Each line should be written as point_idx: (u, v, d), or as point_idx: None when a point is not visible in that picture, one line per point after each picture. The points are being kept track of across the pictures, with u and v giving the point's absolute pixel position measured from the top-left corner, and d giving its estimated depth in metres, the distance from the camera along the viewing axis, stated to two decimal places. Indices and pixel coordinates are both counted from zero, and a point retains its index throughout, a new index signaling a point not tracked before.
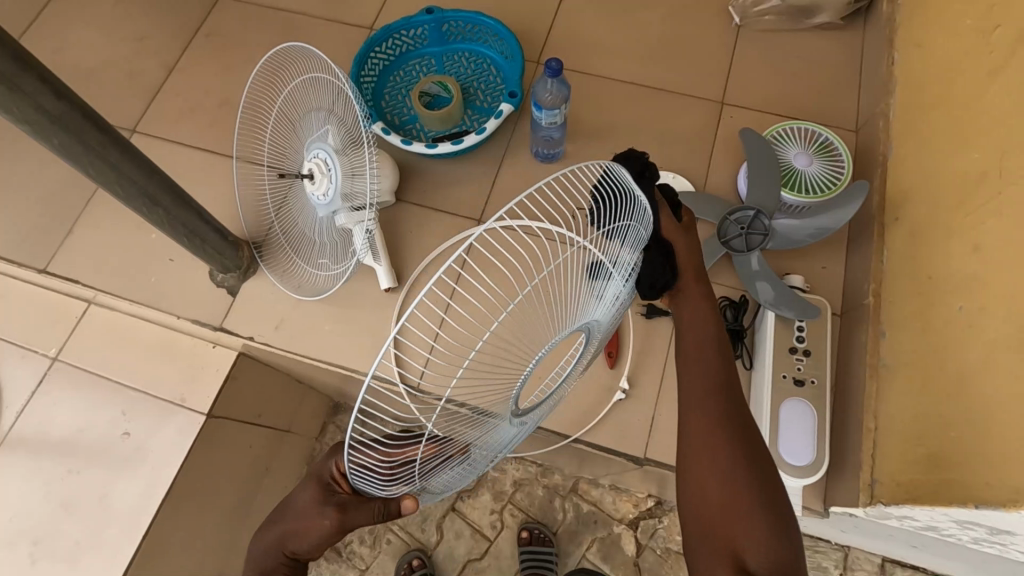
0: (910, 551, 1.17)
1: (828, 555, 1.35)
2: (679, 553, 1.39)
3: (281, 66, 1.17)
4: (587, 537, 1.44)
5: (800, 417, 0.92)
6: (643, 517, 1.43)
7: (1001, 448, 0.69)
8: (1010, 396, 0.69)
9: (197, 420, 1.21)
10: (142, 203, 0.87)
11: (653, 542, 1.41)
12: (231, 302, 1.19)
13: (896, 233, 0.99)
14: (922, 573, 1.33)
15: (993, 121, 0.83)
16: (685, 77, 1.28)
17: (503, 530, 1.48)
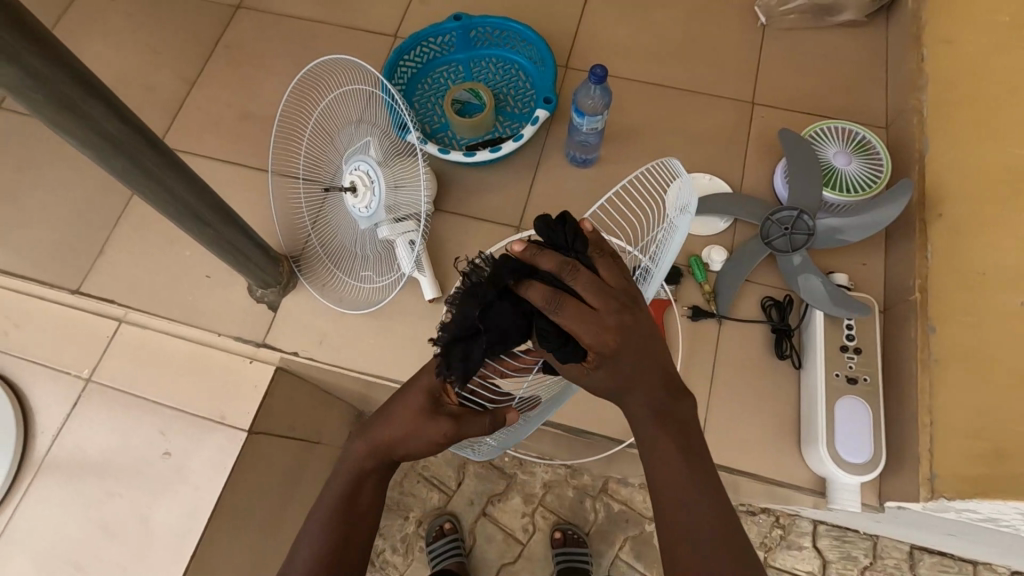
0: (942, 538, 1.19)
1: (857, 544, 1.37)
2: None
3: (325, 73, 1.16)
4: (619, 535, 1.45)
5: (855, 414, 0.94)
6: None
7: None
8: None
9: (238, 436, 1.17)
10: (188, 220, 0.85)
11: None
12: (272, 317, 1.19)
13: (937, 230, 1.00)
14: (949, 558, 1.35)
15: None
16: (715, 76, 1.28)
17: (535, 533, 1.48)
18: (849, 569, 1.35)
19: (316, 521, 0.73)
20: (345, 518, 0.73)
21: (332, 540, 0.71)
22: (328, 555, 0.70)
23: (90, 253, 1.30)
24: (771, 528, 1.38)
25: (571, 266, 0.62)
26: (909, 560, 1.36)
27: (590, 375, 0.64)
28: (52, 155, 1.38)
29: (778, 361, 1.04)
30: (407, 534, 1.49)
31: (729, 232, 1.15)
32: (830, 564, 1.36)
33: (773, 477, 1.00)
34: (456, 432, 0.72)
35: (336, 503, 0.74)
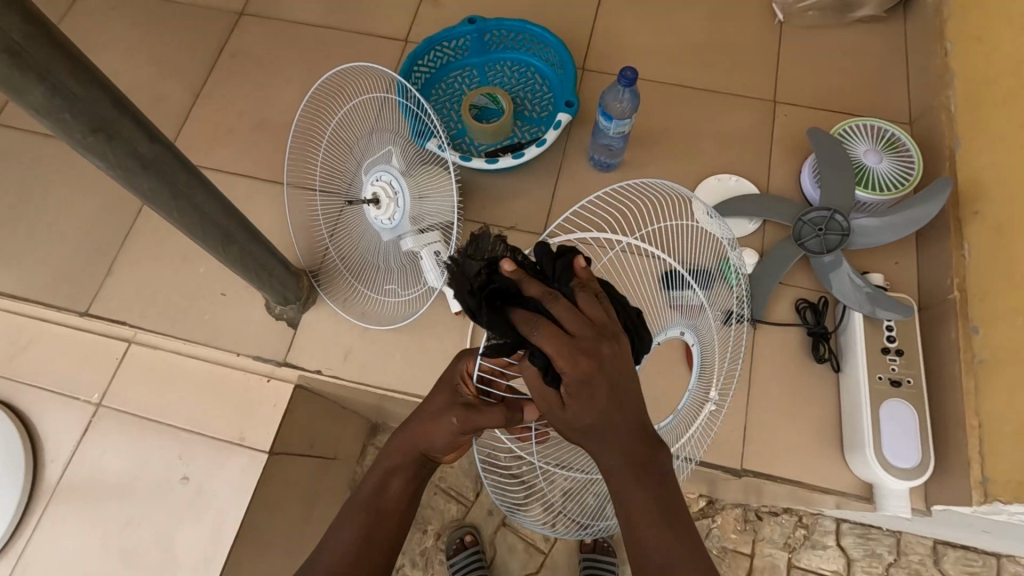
0: (972, 535, 1.16)
1: (881, 541, 1.35)
2: (738, 552, 1.35)
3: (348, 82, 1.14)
4: None
5: (901, 417, 0.93)
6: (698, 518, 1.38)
7: None
8: None
9: (260, 458, 1.13)
10: (216, 240, 0.83)
11: (709, 543, 1.36)
12: (293, 333, 1.16)
13: (974, 228, 0.99)
14: (973, 551, 1.33)
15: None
16: (735, 75, 1.26)
17: (557, 542, 1.45)
18: (874, 567, 1.33)
19: (346, 526, 0.72)
20: (367, 521, 0.72)
21: (355, 542, 0.71)
22: (352, 556, 0.70)
23: (99, 272, 1.26)
24: (794, 528, 1.36)
25: (553, 291, 0.53)
26: (933, 555, 1.34)
27: (562, 414, 0.55)
28: (55, 173, 1.34)
29: (817, 364, 1.02)
30: (427, 549, 1.45)
31: (759, 234, 1.13)
32: (855, 563, 1.34)
33: (816, 483, 0.98)
34: (469, 422, 0.69)
35: (361, 505, 0.73)
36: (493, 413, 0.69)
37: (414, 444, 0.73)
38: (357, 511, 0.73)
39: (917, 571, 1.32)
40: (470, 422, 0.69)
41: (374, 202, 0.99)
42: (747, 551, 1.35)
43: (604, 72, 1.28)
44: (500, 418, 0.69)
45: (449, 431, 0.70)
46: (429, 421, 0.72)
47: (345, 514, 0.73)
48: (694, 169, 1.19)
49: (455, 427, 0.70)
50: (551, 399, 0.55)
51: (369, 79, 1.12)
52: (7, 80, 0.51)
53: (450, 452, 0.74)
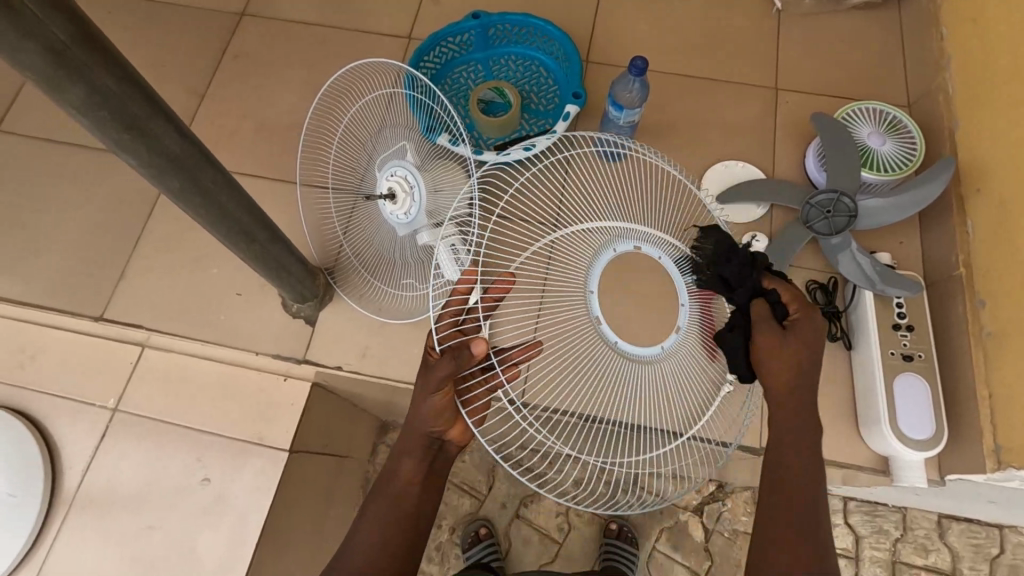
0: (977, 507, 1.19)
1: (888, 518, 1.38)
2: (747, 533, 1.38)
3: (357, 79, 1.14)
4: (656, 528, 1.43)
5: (914, 390, 0.95)
6: (708, 502, 1.42)
7: None
8: None
9: (280, 456, 1.14)
10: (240, 238, 0.83)
11: (719, 525, 1.40)
12: (311, 331, 1.17)
13: (977, 205, 1.02)
14: (977, 524, 1.36)
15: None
16: (736, 64, 1.28)
17: (571, 531, 1.46)
18: (882, 543, 1.36)
19: (371, 514, 0.79)
20: (388, 508, 0.79)
21: (378, 529, 0.77)
22: (377, 543, 0.76)
23: (109, 277, 1.26)
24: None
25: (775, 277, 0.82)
26: (939, 530, 1.37)
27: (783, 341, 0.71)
28: (59, 179, 1.33)
29: (828, 343, 1.05)
30: (442, 543, 1.46)
31: (767, 219, 1.15)
32: (863, 540, 1.37)
33: (832, 459, 1.00)
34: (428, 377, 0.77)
35: (382, 495, 0.80)
36: (445, 363, 0.75)
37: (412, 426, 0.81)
38: (379, 499, 0.80)
39: (924, 545, 1.36)
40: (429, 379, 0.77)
41: (390, 197, 0.99)
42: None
43: (608, 64, 1.30)
44: (449, 364, 0.74)
45: (424, 400, 0.78)
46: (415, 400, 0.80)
47: (368, 503, 0.81)
48: (700, 157, 1.21)
49: (424, 393, 0.78)
50: (772, 325, 0.72)
51: (380, 75, 1.12)
52: (47, 80, 0.51)
53: (446, 422, 0.81)
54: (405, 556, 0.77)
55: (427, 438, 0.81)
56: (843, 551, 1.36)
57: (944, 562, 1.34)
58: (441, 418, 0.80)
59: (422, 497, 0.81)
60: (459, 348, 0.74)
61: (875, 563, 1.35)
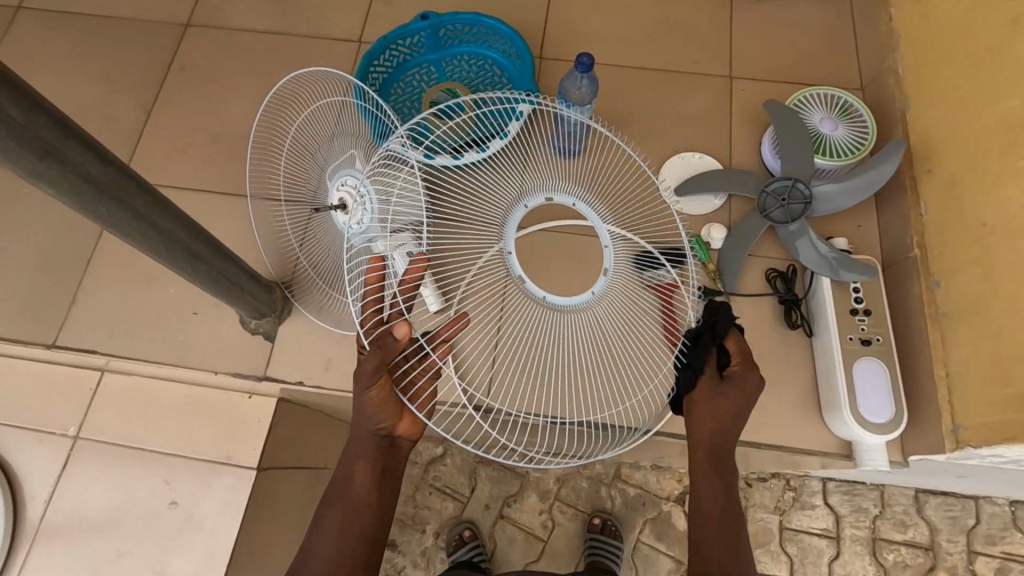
0: (951, 483, 1.20)
1: (866, 496, 1.39)
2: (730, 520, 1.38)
3: (304, 89, 1.13)
4: (639, 519, 1.43)
5: (874, 375, 0.95)
6: (690, 491, 1.41)
7: None
8: None
9: (249, 475, 1.12)
10: (183, 260, 0.82)
11: None
12: (271, 347, 1.13)
13: (929, 186, 1.02)
14: (954, 497, 1.38)
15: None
16: (691, 54, 1.28)
17: (555, 528, 1.46)
18: (862, 521, 1.38)
19: (330, 517, 0.80)
20: (348, 512, 0.80)
21: (335, 533, 0.79)
22: (335, 545, 0.78)
23: (62, 301, 1.22)
24: (783, 491, 1.40)
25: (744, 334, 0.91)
26: (917, 505, 1.38)
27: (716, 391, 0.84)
28: (9, 203, 1.30)
29: (790, 331, 1.05)
30: (426, 548, 1.45)
31: (725, 209, 1.15)
32: (843, 519, 1.38)
33: (798, 446, 1.00)
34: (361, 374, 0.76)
35: (336, 498, 0.81)
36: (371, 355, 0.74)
37: (363, 430, 0.82)
38: (338, 498, 0.81)
39: (902, 521, 1.37)
40: (365, 378, 0.77)
41: (342, 207, 1.00)
42: None
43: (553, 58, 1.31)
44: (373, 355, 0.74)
45: (362, 396, 0.78)
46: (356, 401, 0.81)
47: (325, 502, 0.82)
48: (657, 150, 1.21)
49: (361, 389, 0.77)
50: (710, 377, 0.85)
51: (327, 83, 1.11)
52: None
53: (391, 419, 0.82)
54: (367, 553, 0.79)
55: (375, 436, 0.83)
56: (824, 531, 1.37)
57: (922, 536, 1.36)
58: (386, 412, 0.81)
59: (380, 497, 0.83)
60: (382, 338, 0.74)
61: (856, 541, 1.37)
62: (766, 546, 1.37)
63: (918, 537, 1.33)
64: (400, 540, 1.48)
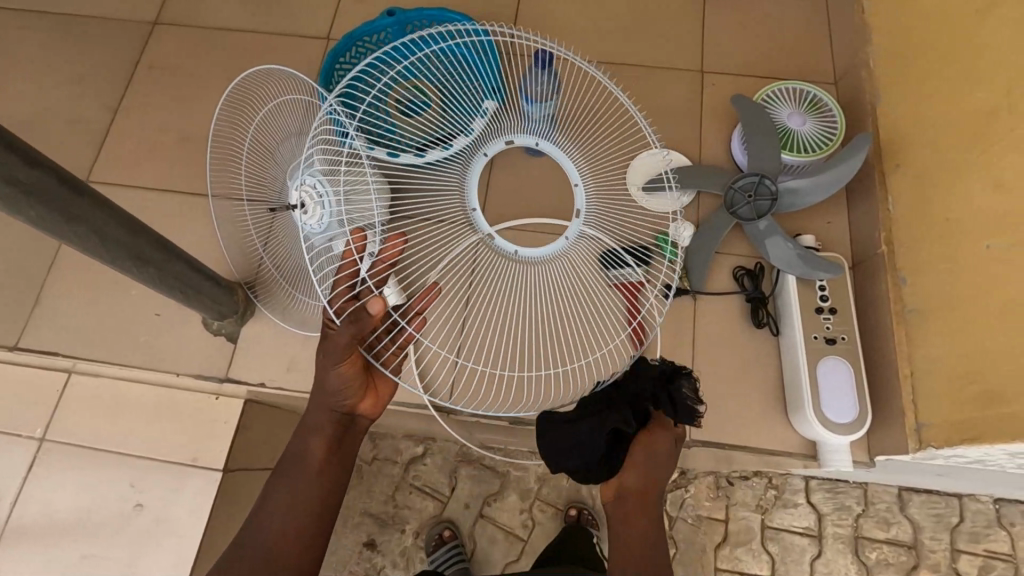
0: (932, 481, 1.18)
1: (849, 494, 1.38)
2: (711, 519, 1.36)
3: (258, 86, 1.10)
4: None
5: (838, 374, 0.94)
6: (671, 489, 1.39)
7: None
8: None
9: (215, 477, 1.11)
10: (130, 262, 0.81)
11: (683, 512, 1.38)
12: (233, 348, 1.12)
13: (897, 181, 1.00)
14: (938, 495, 1.36)
15: (1002, 49, 0.80)
16: (663, 48, 1.25)
17: (536, 527, 1.45)
18: (844, 519, 1.36)
19: (278, 493, 0.78)
20: (300, 488, 0.78)
21: (283, 508, 0.77)
22: (282, 522, 0.76)
23: (29, 303, 1.22)
24: (765, 489, 1.38)
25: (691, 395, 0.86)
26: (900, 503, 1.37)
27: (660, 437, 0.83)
28: None
29: (756, 330, 1.04)
30: (406, 548, 1.44)
31: (693, 206, 1.13)
32: (826, 517, 1.36)
33: (766, 446, 0.99)
34: (332, 343, 0.76)
35: (287, 473, 0.79)
36: (346, 329, 0.74)
37: (326, 403, 0.81)
38: (288, 473, 0.79)
39: (885, 519, 1.35)
40: (334, 349, 0.76)
41: (300, 207, 0.99)
42: (721, 516, 1.37)
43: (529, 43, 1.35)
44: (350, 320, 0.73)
45: (330, 367, 0.78)
46: (323, 375, 0.80)
47: (278, 476, 0.80)
48: (626, 145, 1.19)
49: (331, 360, 0.77)
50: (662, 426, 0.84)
51: (281, 82, 1.07)
52: None
53: (354, 394, 0.81)
54: (316, 534, 0.78)
55: (337, 412, 0.82)
56: (805, 529, 1.36)
57: (905, 534, 1.34)
58: (350, 386, 0.81)
59: (336, 475, 0.81)
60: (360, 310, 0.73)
61: (838, 540, 1.35)
62: (747, 544, 1.36)
63: (900, 536, 1.31)
64: (379, 539, 1.46)
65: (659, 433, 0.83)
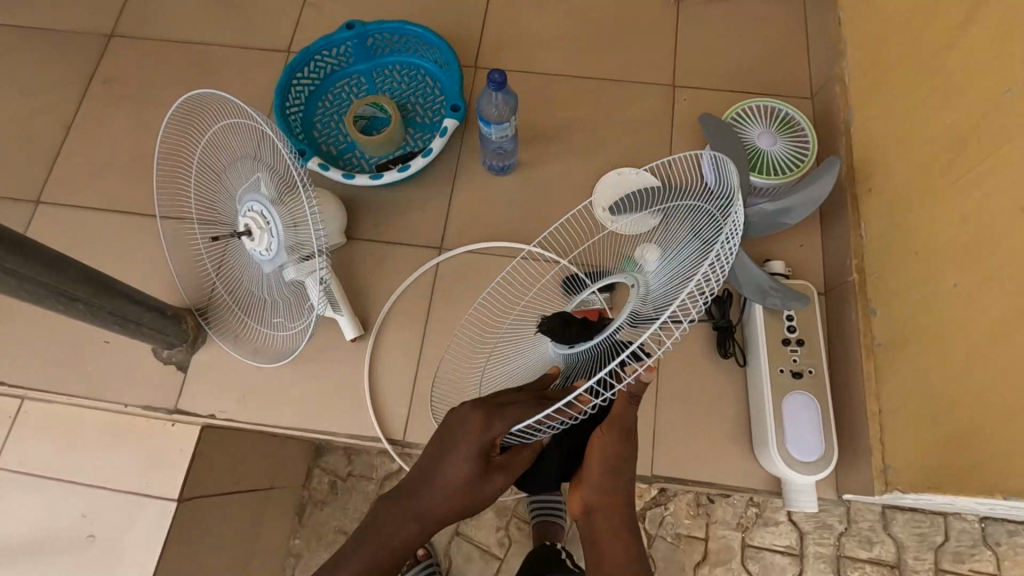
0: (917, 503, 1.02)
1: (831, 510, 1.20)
2: (693, 537, 1.21)
3: (202, 106, 1.06)
4: None
5: (804, 410, 0.90)
6: (650, 507, 1.23)
7: (1005, 430, 0.66)
8: (1010, 382, 0.66)
9: (170, 507, 1.04)
10: (53, 298, 0.78)
11: (661, 530, 1.23)
12: (182, 377, 1.08)
13: (869, 206, 0.96)
14: (921, 512, 1.20)
15: (965, 75, 0.76)
16: (633, 61, 1.21)
17: (512, 546, 1.30)
18: (825, 537, 1.19)
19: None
20: None
21: None
22: None
23: None
24: (746, 506, 1.22)
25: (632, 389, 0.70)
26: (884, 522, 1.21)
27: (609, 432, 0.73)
28: None
29: (722, 360, 1.00)
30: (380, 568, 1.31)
31: None
32: (806, 536, 1.20)
33: (731, 483, 0.95)
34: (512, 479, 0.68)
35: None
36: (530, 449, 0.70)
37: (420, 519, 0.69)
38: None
39: (868, 537, 1.19)
40: (508, 480, 0.68)
41: (248, 234, 0.94)
42: (701, 534, 1.21)
43: (519, 47, 1.23)
44: (529, 456, 0.70)
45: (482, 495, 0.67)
46: (456, 496, 0.67)
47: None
48: (593, 163, 1.15)
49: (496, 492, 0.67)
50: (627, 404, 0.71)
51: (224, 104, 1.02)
52: None
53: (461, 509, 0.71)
54: None
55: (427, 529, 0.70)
56: (786, 548, 1.19)
57: (888, 554, 1.17)
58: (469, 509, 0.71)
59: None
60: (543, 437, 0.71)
61: (819, 559, 1.18)
62: (726, 564, 1.19)
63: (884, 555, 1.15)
64: None
65: (609, 431, 0.73)
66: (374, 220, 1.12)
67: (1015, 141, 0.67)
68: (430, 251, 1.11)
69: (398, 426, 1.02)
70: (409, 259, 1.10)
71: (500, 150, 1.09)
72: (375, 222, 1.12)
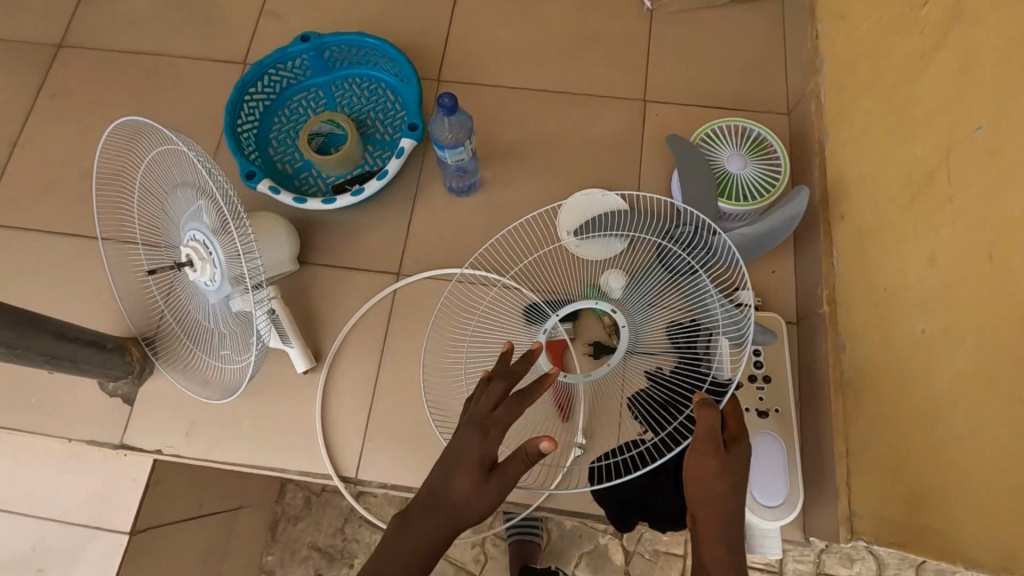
0: None
1: None
2: (670, 553, 1.19)
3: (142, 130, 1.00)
4: (575, 553, 1.22)
5: (770, 454, 0.87)
6: None
7: (968, 491, 0.62)
8: (972, 442, 0.62)
9: (122, 540, 1.00)
10: None
11: (641, 546, 1.21)
12: (130, 410, 1.07)
13: (841, 234, 0.91)
14: None
15: (936, 108, 0.71)
16: (602, 73, 1.16)
17: (488, 563, 1.25)
18: (806, 555, 1.16)
19: None
20: None
21: None
22: None
23: None
24: None
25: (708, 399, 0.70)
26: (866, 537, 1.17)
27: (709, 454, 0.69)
28: None
29: None
30: None
31: None
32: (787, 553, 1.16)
33: None
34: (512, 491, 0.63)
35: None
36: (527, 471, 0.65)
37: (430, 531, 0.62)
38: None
39: (848, 554, 1.15)
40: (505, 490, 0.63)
41: (190, 264, 0.87)
42: (680, 551, 1.20)
43: (485, 58, 1.18)
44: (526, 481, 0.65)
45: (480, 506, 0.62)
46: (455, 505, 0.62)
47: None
48: (558, 182, 1.10)
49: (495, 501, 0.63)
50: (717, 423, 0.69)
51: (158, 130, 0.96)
52: None
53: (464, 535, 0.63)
54: None
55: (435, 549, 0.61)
56: (766, 566, 1.16)
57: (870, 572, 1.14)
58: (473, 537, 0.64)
59: None
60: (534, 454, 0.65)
61: None
62: None
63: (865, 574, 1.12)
64: None
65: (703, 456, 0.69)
66: (331, 243, 1.08)
67: (984, 188, 0.62)
68: (389, 276, 1.06)
69: (350, 461, 0.98)
70: (367, 283, 1.06)
71: (462, 171, 1.06)
72: (332, 246, 1.08)
